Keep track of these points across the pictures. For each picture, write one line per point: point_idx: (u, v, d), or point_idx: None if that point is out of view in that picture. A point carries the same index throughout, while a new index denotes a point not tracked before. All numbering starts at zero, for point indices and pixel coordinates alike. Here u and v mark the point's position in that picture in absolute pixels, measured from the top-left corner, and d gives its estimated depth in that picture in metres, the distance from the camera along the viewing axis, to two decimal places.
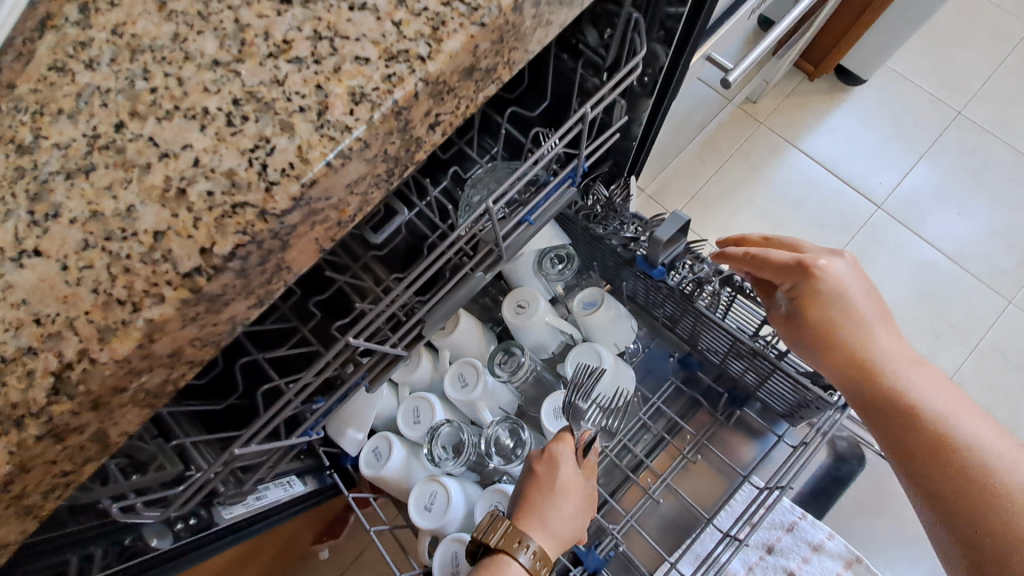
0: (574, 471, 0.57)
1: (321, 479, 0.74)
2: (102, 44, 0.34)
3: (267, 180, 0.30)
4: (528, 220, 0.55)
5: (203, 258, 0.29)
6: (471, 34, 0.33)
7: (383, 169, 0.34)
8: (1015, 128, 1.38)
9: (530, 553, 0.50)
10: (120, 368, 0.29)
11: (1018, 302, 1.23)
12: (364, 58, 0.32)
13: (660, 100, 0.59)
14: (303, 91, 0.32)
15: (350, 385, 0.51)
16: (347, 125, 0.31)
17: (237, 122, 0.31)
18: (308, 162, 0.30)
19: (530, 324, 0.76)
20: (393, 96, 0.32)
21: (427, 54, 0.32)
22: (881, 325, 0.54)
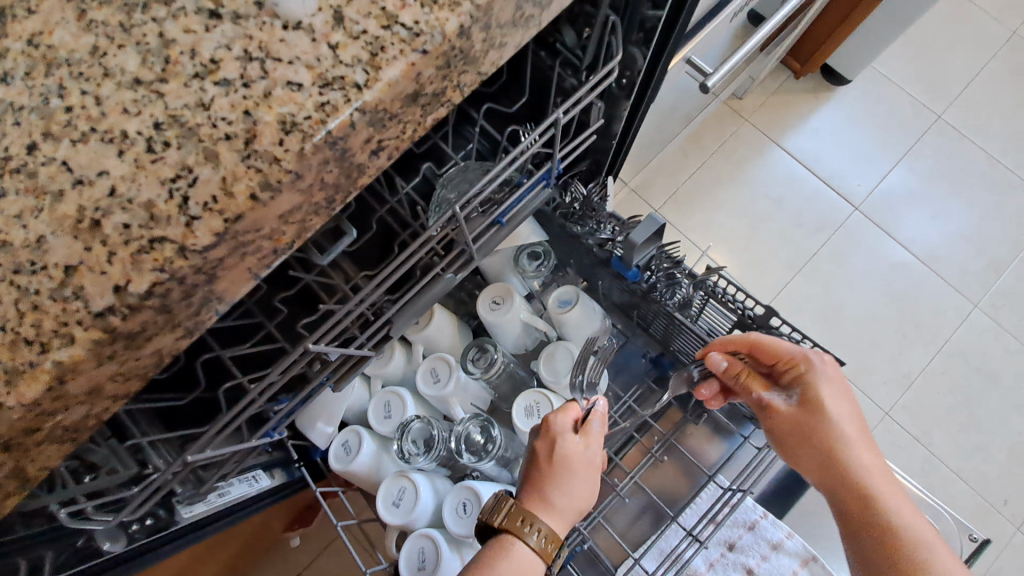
0: (572, 442, 0.56)
1: (290, 473, 0.73)
2: (17, 56, 0.32)
3: (188, 215, 0.29)
4: (500, 221, 0.54)
5: (117, 296, 0.29)
6: (411, 62, 0.31)
7: (321, 197, 0.33)
8: (992, 134, 1.40)
9: (539, 534, 0.52)
10: (30, 411, 0.28)
11: (983, 306, 1.27)
12: (297, 84, 0.31)
13: (638, 100, 0.58)
14: (230, 117, 0.30)
15: (315, 384, 0.50)
16: (275, 156, 0.30)
17: (158, 148, 0.30)
18: (231, 197, 0.30)
19: (504, 321, 0.76)
20: (327, 127, 0.30)
21: (365, 82, 0.31)
22: (847, 414, 0.57)
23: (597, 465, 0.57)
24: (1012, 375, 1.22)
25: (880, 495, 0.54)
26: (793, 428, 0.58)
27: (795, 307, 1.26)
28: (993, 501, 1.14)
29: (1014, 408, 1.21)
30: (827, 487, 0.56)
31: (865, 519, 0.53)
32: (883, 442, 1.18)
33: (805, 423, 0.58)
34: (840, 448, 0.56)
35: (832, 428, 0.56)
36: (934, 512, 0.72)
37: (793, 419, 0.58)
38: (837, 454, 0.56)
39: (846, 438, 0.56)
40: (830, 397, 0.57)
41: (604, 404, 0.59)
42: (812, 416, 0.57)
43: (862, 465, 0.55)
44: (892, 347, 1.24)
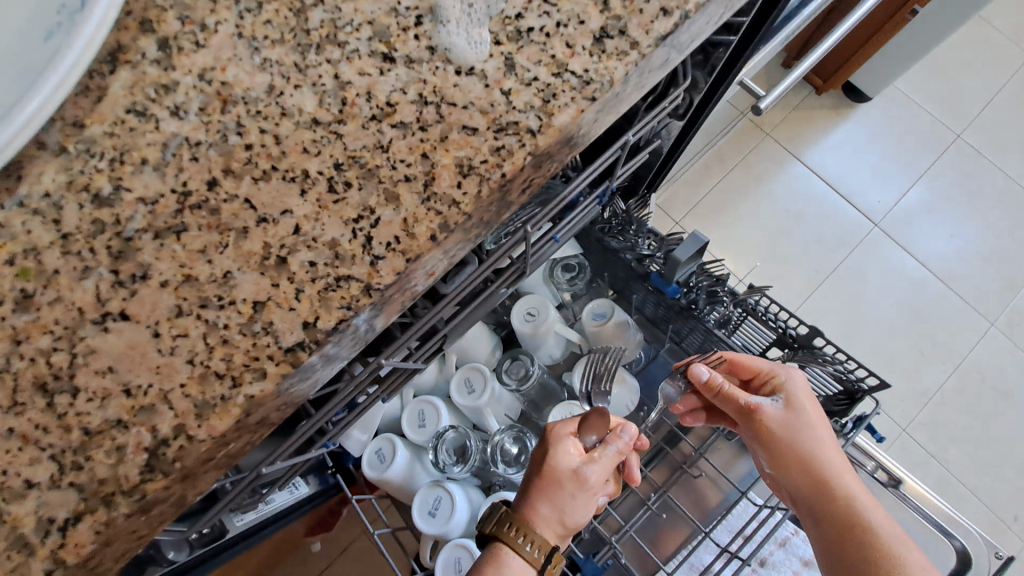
0: (566, 456, 0.55)
1: (323, 479, 0.74)
2: (189, 90, 0.34)
3: (373, 254, 0.32)
4: (555, 238, 0.55)
5: (306, 332, 0.31)
6: (581, 108, 0.33)
7: (476, 233, 0.35)
8: (1010, 153, 1.41)
9: (532, 544, 0.52)
10: (215, 443, 0.30)
11: (999, 325, 1.27)
12: (472, 128, 0.33)
13: (690, 122, 0.59)
14: (409, 159, 0.33)
15: (373, 400, 0.50)
16: (454, 199, 0.32)
17: (340, 189, 0.32)
18: (413, 237, 0.32)
19: (539, 332, 0.76)
20: (503, 169, 0.32)
21: (537, 127, 0.33)
22: (820, 424, 0.56)
23: (593, 484, 0.54)
24: None
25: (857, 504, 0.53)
26: (769, 437, 0.57)
27: (817, 320, 1.27)
28: (1003, 515, 1.15)
29: None
30: (805, 497, 0.55)
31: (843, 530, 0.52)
32: (900, 456, 1.18)
33: (779, 432, 0.56)
34: (819, 458, 0.55)
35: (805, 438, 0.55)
36: (963, 531, 0.72)
37: (771, 428, 0.57)
38: (818, 466, 0.54)
39: (823, 448, 0.55)
40: (809, 408, 0.57)
41: (625, 429, 0.56)
42: (790, 425, 0.56)
43: (839, 475, 0.54)
44: (910, 363, 1.24)
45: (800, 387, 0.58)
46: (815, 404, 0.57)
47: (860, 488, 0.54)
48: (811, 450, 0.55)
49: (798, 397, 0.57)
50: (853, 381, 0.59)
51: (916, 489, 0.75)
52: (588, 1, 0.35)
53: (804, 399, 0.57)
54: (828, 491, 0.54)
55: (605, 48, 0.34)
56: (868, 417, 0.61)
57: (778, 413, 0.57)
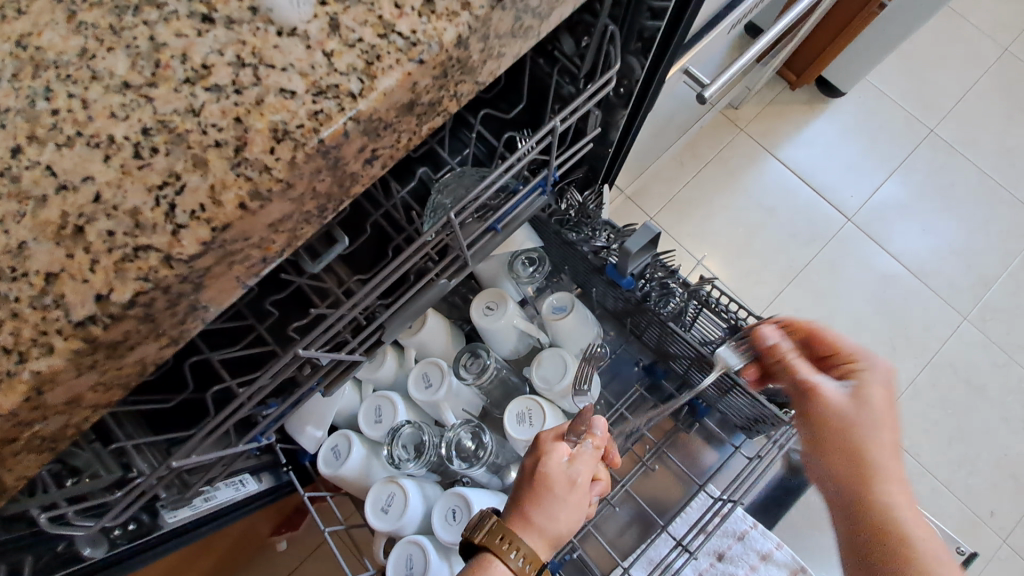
0: (555, 461, 0.55)
1: (277, 476, 0.72)
2: (5, 57, 0.32)
3: (175, 222, 0.29)
4: (495, 228, 0.54)
5: (99, 305, 0.29)
6: (408, 71, 0.31)
7: (314, 206, 0.33)
8: (982, 148, 1.41)
9: (518, 553, 0.50)
10: (6, 421, 0.29)
11: (972, 319, 1.28)
12: (290, 91, 0.31)
13: (636, 109, 0.58)
14: (220, 124, 0.30)
15: (305, 389, 0.51)
16: (266, 164, 0.30)
17: (146, 154, 0.30)
18: (219, 205, 0.30)
19: (497, 326, 0.76)
20: (319, 136, 0.30)
21: (359, 91, 0.31)
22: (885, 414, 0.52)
23: (580, 487, 0.55)
24: (999, 387, 1.23)
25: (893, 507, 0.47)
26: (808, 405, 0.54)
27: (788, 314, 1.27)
28: (980, 512, 1.15)
29: (1000, 420, 1.21)
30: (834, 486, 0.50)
31: (860, 517, 0.47)
32: None
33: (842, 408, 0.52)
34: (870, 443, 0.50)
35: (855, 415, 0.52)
36: None
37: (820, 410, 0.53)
38: (864, 450, 0.50)
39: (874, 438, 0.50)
40: (879, 398, 0.52)
41: (598, 424, 0.58)
42: (857, 404, 0.52)
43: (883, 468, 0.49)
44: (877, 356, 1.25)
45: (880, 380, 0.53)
46: (887, 405, 0.52)
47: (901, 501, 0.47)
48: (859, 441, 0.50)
49: (868, 385, 0.53)
50: (802, 371, 0.59)
51: None
52: None
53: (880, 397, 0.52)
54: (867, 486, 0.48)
55: (435, 8, 0.32)
56: None
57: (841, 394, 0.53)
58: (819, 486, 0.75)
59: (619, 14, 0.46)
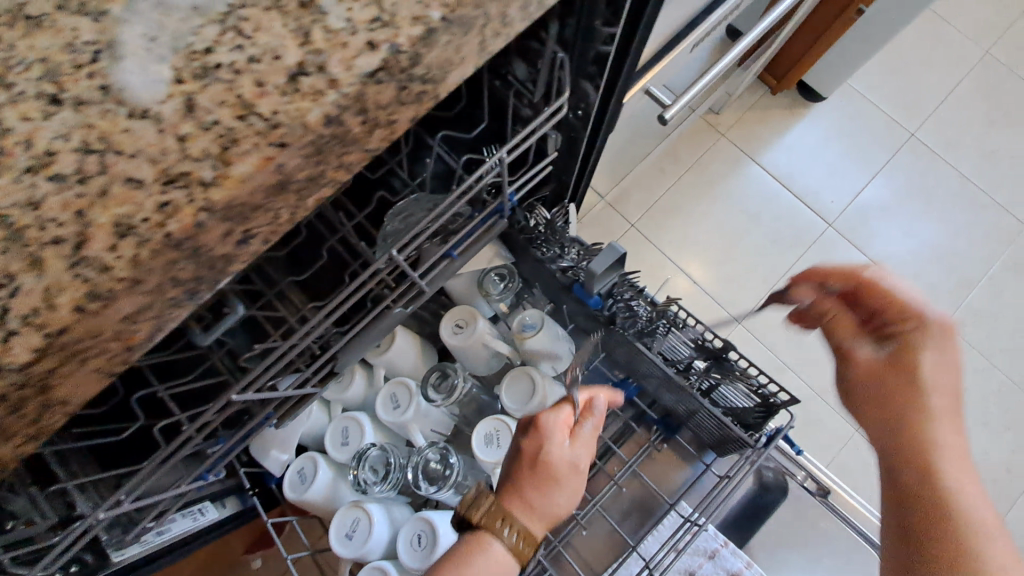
0: (560, 447, 0.53)
1: (243, 500, 0.70)
2: None
3: (6, 329, 0.27)
4: (451, 255, 0.53)
5: None
6: (267, 156, 0.29)
7: (173, 293, 0.31)
8: (962, 151, 1.41)
9: (512, 530, 0.49)
10: None
11: (952, 324, 1.28)
12: (138, 180, 0.28)
13: (596, 130, 0.57)
14: (61, 218, 0.28)
15: (255, 423, 0.50)
16: (106, 264, 0.28)
17: None
18: (56, 308, 0.27)
19: (465, 344, 0.75)
20: (166, 229, 0.28)
21: (212, 179, 0.29)
22: (936, 371, 0.50)
23: (583, 470, 0.53)
24: (978, 392, 1.24)
25: (952, 477, 0.45)
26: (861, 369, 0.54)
27: (771, 321, 1.26)
28: None
29: (979, 424, 1.22)
30: (890, 460, 0.49)
31: (921, 501, 0.45)
32: (855, 458, 1.18)
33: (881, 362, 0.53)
34: (926, 400, 0.49)
35: (895, 371, 0.52)
36: None
37: (869, 374, 0.54)
38: (913, 426, 0.48)
39: (928, 399, 0.49)
40: (933, 364, 0.50)
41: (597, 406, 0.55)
42: (900, 376, 0.51)
43: (925, 418, 0.48)
44: None
45: (931, 349, 0.51)
46: (941, 379, 0.50)
47: (966, 470, 0.46)
48: (911, 417, 0.49)
49: (920, 350, 0.51)
50: (768, 395, 0.59)
51: (845, 499, 0.75)
52: (286, 35, 0.31)
53: (943, 373, 0.50)
54: (915, 461, 0.47)
55: (298, 88, 0.30)
56: (784, 429, 0.61)
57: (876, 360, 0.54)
58: (790, 503, 0.75)
59: (568, 38, 0.45)
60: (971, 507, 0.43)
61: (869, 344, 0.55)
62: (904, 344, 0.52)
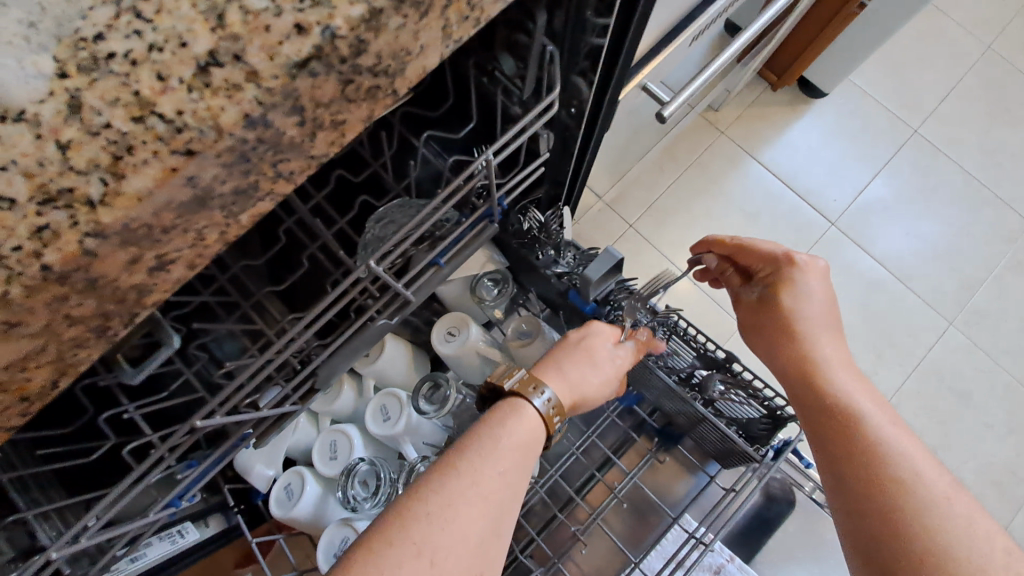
0: (508, 422, 0.45)
1: (227, 519, 0.67)
2: None
3: None
4: (438, 262, 0.50)
5: None
6: (169, 166, 0.27)
7: (76, 333, 0.29)
8: (967, 148, 1.38)
9: (545, 397, 0.46)
10: None
11: (958, 324, 1.25)
12: (8, 199, 0.25)
13: (591, 128, 0.54)
14: None
15: (229, 444, 0.47)
16: None
17: None
18: None
19: (458, 353, 0.72)
20: (42, 260, 0.26)
21: (100, 196, 0.26)
22: (836, 336, 0.52)
23: (530, 449, 0.45)
24: (984, 394, 1.21)
25: (880, 431, 0.46)
26: (772, 329, 0.54)
27: None
28: None
29: (985, 427, 1.19)
30: (812, 428, 0.49)
31: (862, 466, 0.44)
32: None
33: (798, 326, 0.52)
34: (819, 362, 0.51)
35: (808, 334, 0.52)
36: None
37: (755, 313, 0.56)
38: (825, 390, 0.49)
39: (836, 372, 0.50)
40: (820, 322, 0.52)
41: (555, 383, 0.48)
42: (801, 343, 0.52)
43: (836, 380, 0.49)
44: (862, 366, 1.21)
45: (810, 290, 0.54)
46: (828, 330, 0.52)
47: (891, 424, 0.46)
48: (818, 374, 0.50)
49: (797, 295, 0.54)
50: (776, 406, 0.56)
51: None
52: (195, 16, 0.28)
53: (814, 312, 0.53)
54: (845, 427, 0.47)
55: (208, 81, 0.27)
56: (793, 441, 0.58)
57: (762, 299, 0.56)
58: (798, 515, 0.73)
59: (557, 31, 0.42)
60: (903, 460, 0.44)
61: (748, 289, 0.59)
62: (774, 289, 0.55)
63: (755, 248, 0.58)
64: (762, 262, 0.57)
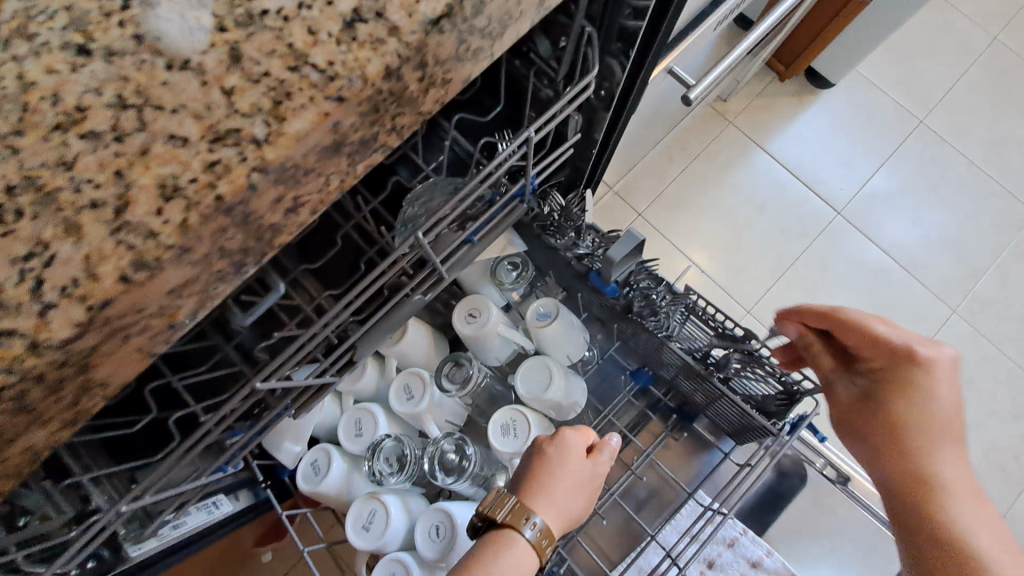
0: (504, 556, 0.48)
1: (256, 493, 0.69)
2: None
3: (44, 300, 0.26)
4: (471, 240, 0.52)
5: None
6: (324, 110, 0.29)
7: (220, 264, 0.31)
8: (972, 139, 1.40)
9: (532, 526, 0.50)
10: None
11: (961, 311, 1.27)
12: (181, 138, 0.28)
13: (619, 111, 0.56)
14: (97, 179, 0.28)
15: (272, 414, 0.49)
16: (151, 228, 0.27)
17: (11, 218, 0.27)
18: (96, 278, 0.27)
19: (479, 334, 0.73)
20: (216, 191, 0.28)
21: (265, 135, 0.28)
22: (955, 447, 0.50)
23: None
24: (987, 380, 1.23)
25: (962, 515, 0.48)
26: (873, 412, 0.51)
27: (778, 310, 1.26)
28: None
29: (989, 413, 1.21)
30: (899, 497, 0.51)
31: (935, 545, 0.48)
32: None
33: (904, 408, 0.50)
34: (921, 439, 0.50)
35: (919, 416, 0.49)
36: None
37: (851, 398, 0.53)
38: (923, 470, 0.49)
39: (938, 453, 0.49)
40: (937, 396, 0.49)
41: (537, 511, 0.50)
42: (917, 419, 0.49)
43: (937, 460, 0.49)
44: None
45: (941, 368, 0.49)
46: (948, 404, 0.49)
47: (978, 508, 0.48)
48: (917, 451, 0.50)
49: (926, 379, 0.49)
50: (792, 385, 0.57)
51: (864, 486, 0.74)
52: None
53: (939, 392, 0.49)
54: (931, 507, 0.49)
55: (355, 35, 0.30)
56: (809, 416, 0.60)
57: (862, 384, 0.52)
58: (807, 489, 0.75)
59: (595, 13, 0.43)
60: (979, 545, 0.47)
61: (842, 368, 0.54)
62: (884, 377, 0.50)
63: (854, 324, 0.51)
64: (875, 345, 0.50)
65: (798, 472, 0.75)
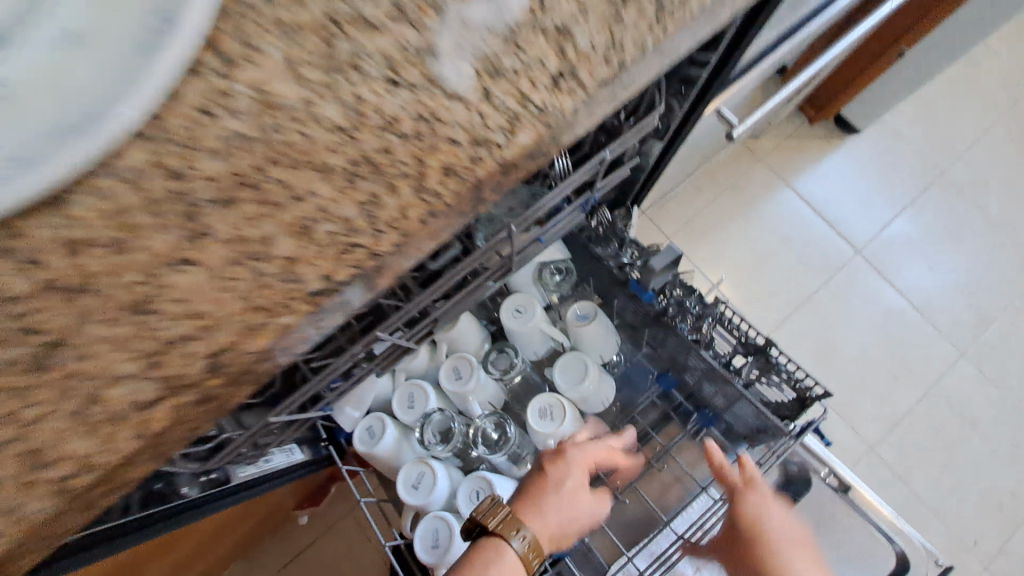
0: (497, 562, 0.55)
1: (316, 449, 0.80)
2: (242, 98, 0.40)
3: (377, 229, 0.38)
4: (539, 239, 0.62)
5: (326, 284, 0.37)
6: (540, 128, 0.40)
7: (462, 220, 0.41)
8: (990, 193, 1.47)
9: (521, 536, 0.56)
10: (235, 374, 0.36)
11: (971, 355, 1.33)
12: (456, 140, 0.40)
13: (672, 142, 0.66)
14: (407, 161, 0.39)
15: (364, 371, 0.59)
16: (439, 192, 0.39)
17: (354, 179, 0.39)
18: (410, 219, 0.39)
19: (524, 328, 0.82)
20: (477, 173, 0.39)
21: (504, 142, 0.40)
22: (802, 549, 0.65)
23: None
24: (992, 422, 1.28)
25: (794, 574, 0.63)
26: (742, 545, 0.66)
27: (795, 338, 1.33)
28: (965, 539, 1.20)
29: (991, 454, 1.26)
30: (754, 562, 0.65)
31: None
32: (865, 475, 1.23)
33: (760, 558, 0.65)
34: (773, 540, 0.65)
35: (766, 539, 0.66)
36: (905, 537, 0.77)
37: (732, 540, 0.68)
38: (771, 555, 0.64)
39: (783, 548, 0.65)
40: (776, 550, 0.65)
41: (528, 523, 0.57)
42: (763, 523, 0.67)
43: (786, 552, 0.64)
44: (878, 386, 1.30)
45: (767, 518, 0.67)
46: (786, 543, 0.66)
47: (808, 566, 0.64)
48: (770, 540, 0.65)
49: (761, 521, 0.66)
50: (803, 388, 0.65)
51: (864, 496, 0.79)
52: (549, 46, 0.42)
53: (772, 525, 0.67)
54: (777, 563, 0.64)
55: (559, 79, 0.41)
56: (817, 421, 0.66)
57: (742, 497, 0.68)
58: (811, 500, 0.80)
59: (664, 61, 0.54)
60: None
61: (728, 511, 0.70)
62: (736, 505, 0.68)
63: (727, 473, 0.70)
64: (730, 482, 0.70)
65: (803, 476, 0.80)
